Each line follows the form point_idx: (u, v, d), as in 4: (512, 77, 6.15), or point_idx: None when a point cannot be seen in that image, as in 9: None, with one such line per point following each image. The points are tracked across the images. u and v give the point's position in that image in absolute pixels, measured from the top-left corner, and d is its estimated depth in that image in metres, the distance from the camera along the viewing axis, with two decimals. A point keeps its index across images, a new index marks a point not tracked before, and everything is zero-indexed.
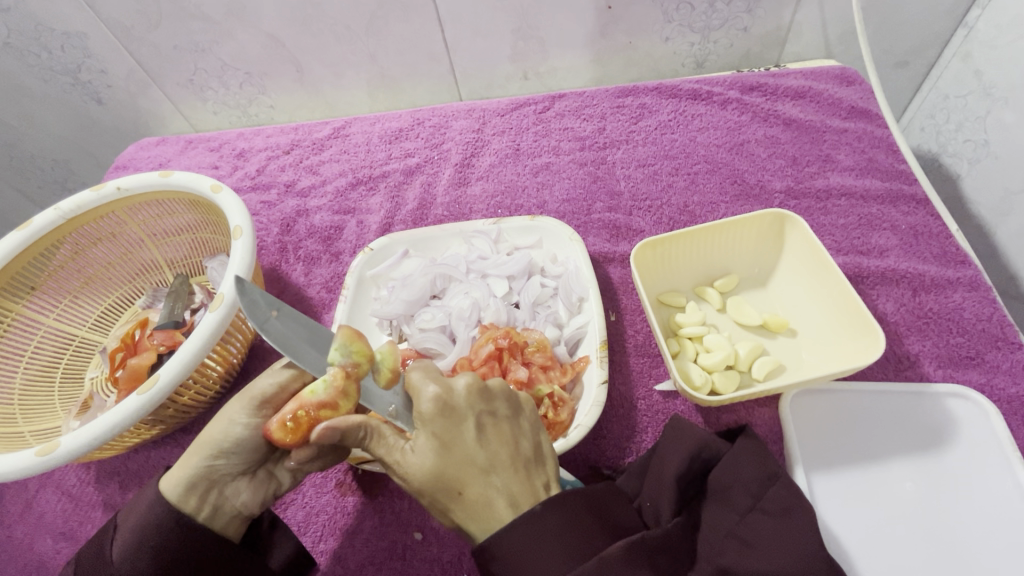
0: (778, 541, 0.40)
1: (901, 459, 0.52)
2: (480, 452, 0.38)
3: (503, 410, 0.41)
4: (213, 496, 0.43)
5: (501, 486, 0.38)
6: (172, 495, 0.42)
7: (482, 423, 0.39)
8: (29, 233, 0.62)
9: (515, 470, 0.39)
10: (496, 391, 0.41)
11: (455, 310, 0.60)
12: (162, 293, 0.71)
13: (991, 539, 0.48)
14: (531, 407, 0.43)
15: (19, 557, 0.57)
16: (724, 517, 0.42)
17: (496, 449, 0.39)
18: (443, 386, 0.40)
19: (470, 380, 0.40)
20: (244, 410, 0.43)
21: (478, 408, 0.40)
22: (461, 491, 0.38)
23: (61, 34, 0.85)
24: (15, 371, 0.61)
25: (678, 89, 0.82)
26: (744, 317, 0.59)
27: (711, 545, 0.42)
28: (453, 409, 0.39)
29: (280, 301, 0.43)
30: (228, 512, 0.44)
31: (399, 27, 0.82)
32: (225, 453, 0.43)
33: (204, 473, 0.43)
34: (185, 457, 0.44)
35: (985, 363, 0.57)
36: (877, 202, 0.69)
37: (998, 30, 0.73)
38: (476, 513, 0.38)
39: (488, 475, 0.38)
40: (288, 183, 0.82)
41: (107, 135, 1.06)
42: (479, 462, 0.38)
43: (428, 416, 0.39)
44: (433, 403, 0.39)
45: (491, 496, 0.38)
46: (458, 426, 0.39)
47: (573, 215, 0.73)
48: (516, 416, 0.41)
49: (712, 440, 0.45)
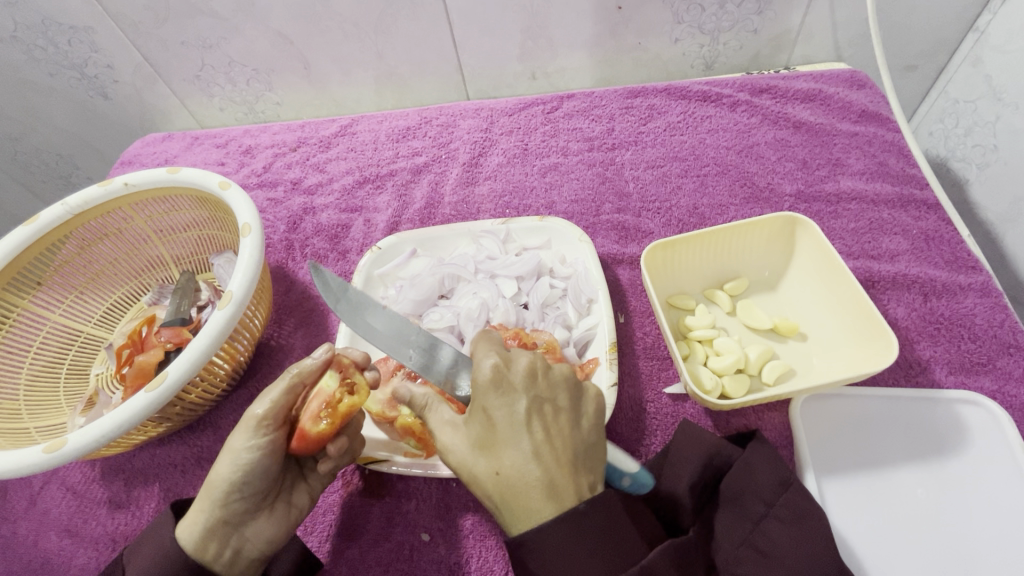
0: (793, 548, 0.40)
1: (913, 464, 0.52)
2: (527, 435, 0.37)
3: (562, 400, 0.40)
4: (234, 539, 0.45)
5: (541, 476, 0.36)
6: (189, 545, 0.44)
7: (538, 406, 0.39)
8: (35, 228, 0.62)
9: (561, 462, 0.37)
10: (557, 380, 0.41)
11: (463, 310, 0.60)
12: (168, 290, 0.70)
13: (1002, 544, 0.47)
14: (593, 400, 0.42)
15: (22, 555, 0.56)
16: (737, 527, 0.42)
17: (543, 438, 0.38)
18: (502, 360, 0.40)
19: (530, 362, 0.40)
20: (244, 434, 0.44)
21: (532, 391, 0.39)
22: (499, 470, 0.37)
23: (68, 29, 0.85)
24: (20, 367, 0.60)
25: (687, 91, 0.82)
26: (754, 321, 0.58)
27: (726, 555, 0.42)
28: (509, 385, 0.39)
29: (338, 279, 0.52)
30: (250, 554, 0.46)
31: (407, 25, 0.82)
32: (235, 491, 0.44)
33: (218, 519, 0.44)
34: (197, 503, 0.45)
35: (997, 369, 0.56)
36: (887, 206, 0.69)
37: (1009, 35, 0.72)
38: (511, 495, 0.37)
39: (529, 462, 0.37)
40: (294, 180, 0.82)
41: (112, 130, 1.06)
42: (526, 446, 0.37)
43: (483, 386, 0.39)
44: (490, 374, 0.39)
45: (527, 484, 0.36)
46: (510, 403, 0.38)
47: (582, 216, 0.73)
48: (574, 409, 0.40)
49: (723, 446, 0.45)
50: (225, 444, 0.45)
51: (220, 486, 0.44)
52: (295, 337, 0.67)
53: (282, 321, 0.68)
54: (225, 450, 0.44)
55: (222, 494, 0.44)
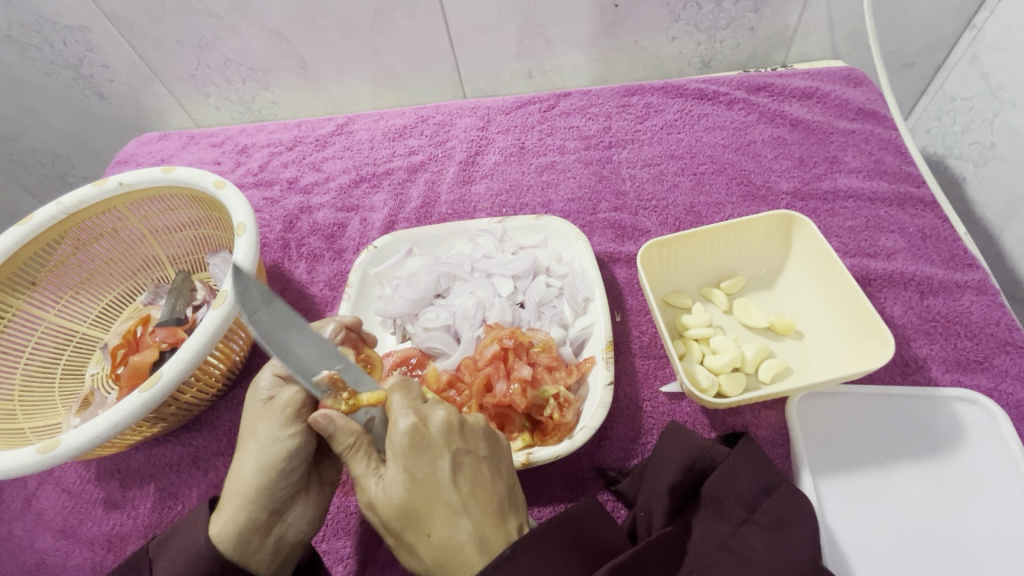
0: (772, 555, 0.39)
1: (908, 463, 0.52)
2: (453, 491, 0.39)
3: (482, 449, 0.42)
4: (276, 528, 0.45)
5: (470, 531, 0.38)
6: (229, 542, 0.43)
7: (459, 460, 0.41)
8: (30, 228, 0.62)
9: (486, 513, 0.39)
10: (475, 430, 0.42)
11: (459, 309, 0.60)
12: (164, 290, 0.70)
13: (999, 543, 0.47)
14: (507, 447, 0.45)
15: (18, 555, 0.56)
16: (717, 529, 0.41)
17: (470, 491, 0.40)
18: (419, 418, 0.41)
19: (446, 416, 0.41)
20: (280, 424, 0.44)
21: (453, 446, 0.41)
22: (429, 531, 0.39)
23: (63, 28, 0.85)
24: (16, 367, 0.60)
25: (684, 89, 0.82)
26: (750, 319, 0.58)
27: (702, 557, 0.40)
28: (428, 442, 0.40)
29: (275, 295, 0.45)
30: (292, 539, 0.46)
31: (403, 24, 0.81)
32: (280, 477, 0.44)
33: (265, 509, 0.44)
34: (233, 497, 0.44)
35: (993, 367, 0.56)
36: (884, 204, 0.69)
37: (1006, 32, 0.72)
38: (445, 558, 0.38)
39: (459, 518, 0.38)
40: (291, 179, 0.82)
41: (108, 130, 1.06)
42: (453, 502, 0.39)
43: (402, 448, 0.40)
44: (408, 436, 0.40)
45: (459, 541, 0.38)
46: (433, 461, 0.40)
47: (578, 215, 0.73)
48: (493, 456, 0.43)
49: (706, 449, 0.44)
50: (256, 432, 0.45)
51: (264, 474, 0.44)
52: None
53: None
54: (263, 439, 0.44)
55: (267, 482, 0.44)
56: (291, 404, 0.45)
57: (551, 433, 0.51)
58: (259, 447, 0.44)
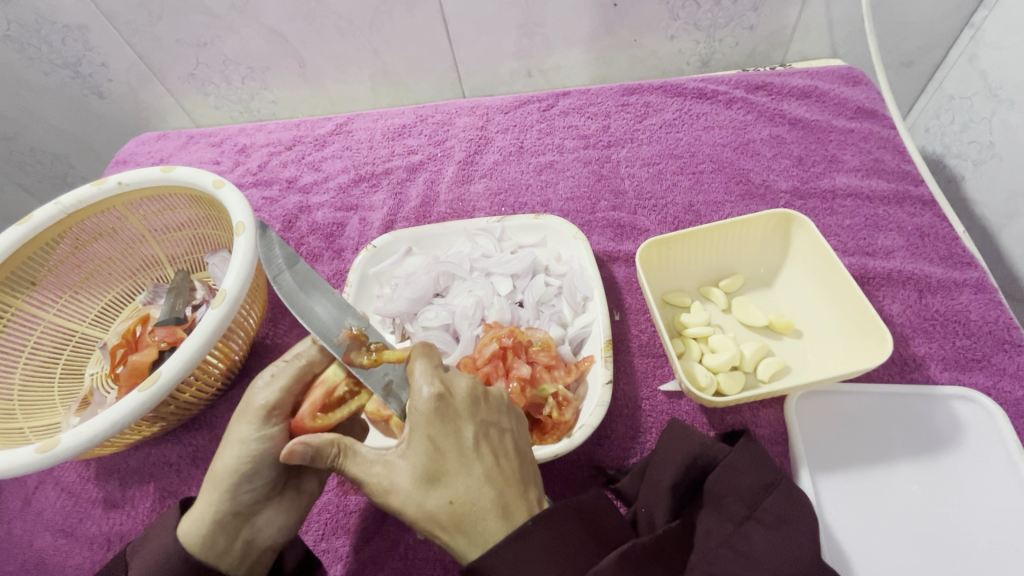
0: (775, 552, 0.38)
1: (906, 461, 0.52)
2: (477, 458, 0.39)
3: (505, 423, 0.43)
4: (244, 531, 0.44)
5: (494, 497, 0.38)
6: (195, 545, 0.43)
7: (482, 431, 0.41)
8: (29, 228, 0.62)
9: (507, 483, 0.40)
10: (497, 404, 0.43)
11: (458, 308, 0.60)
12: (163, 289, 0.70)
13: (998, 540, 0.48)
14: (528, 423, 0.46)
15: (18, 555, 0.56)
16: (718, 528, 0.40)
17: (492, 460, 0.40)
18: (446, 387, 0.42)
19: (471, 386, 0.42)
20: (252, 424, 0.44)
21: (477, 416, 0.41)
22: (452, 498, 0.38)
23: (62, 28, 0.85)
24: (15, 366, 0.60)
25: (683, 88, 0.82)
26: (749, 317, 0.58)
27: (705, 553, 0.39)
28: (453, 411, 0.41)
29: (297, 256, 0.50)
30: (262, 545, 0.45)
31: (402, 23, 0.81)
32: (246, 481, 0.44)
33: (228, 512, 0.43)
34: (201, 497, 0.44)
35: (991, 365, 0.56)
36: (883, 203, 0.69)
37: (1005, 31, 0.72)
38: (466, 525, 0.38)
39: (482, 485, 0.39)
40: (290, 179, 0.82)
41: (107, 129, 1.06)
42: (475, 470, 0.39)
43: (427, 414, 0.40)
44: (433, 402, 0.41)
45: (482, 508, 0.38)
46: (457, 429, 0.40)
47: (577, 214, 0.73)
48: (516, 430, 0.43)
49: (709, 446, 0.44)
50: (228, 433, 0.45)
51: (230, 476, 0.43)
52: (290, 337, 0.67)
53: (278, 321, 0.68)
54: (230, 441, 0.44)
55: (234, 484, 0.43)
56: (264, 406, 0.44)
57: (550, 432, 0.51)
58: (229, 449, 0.44)
